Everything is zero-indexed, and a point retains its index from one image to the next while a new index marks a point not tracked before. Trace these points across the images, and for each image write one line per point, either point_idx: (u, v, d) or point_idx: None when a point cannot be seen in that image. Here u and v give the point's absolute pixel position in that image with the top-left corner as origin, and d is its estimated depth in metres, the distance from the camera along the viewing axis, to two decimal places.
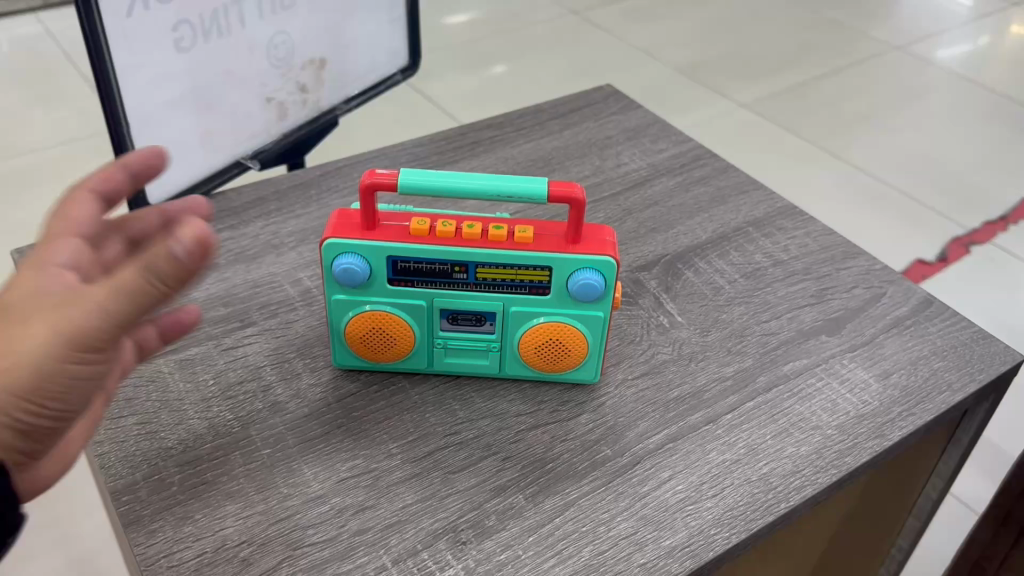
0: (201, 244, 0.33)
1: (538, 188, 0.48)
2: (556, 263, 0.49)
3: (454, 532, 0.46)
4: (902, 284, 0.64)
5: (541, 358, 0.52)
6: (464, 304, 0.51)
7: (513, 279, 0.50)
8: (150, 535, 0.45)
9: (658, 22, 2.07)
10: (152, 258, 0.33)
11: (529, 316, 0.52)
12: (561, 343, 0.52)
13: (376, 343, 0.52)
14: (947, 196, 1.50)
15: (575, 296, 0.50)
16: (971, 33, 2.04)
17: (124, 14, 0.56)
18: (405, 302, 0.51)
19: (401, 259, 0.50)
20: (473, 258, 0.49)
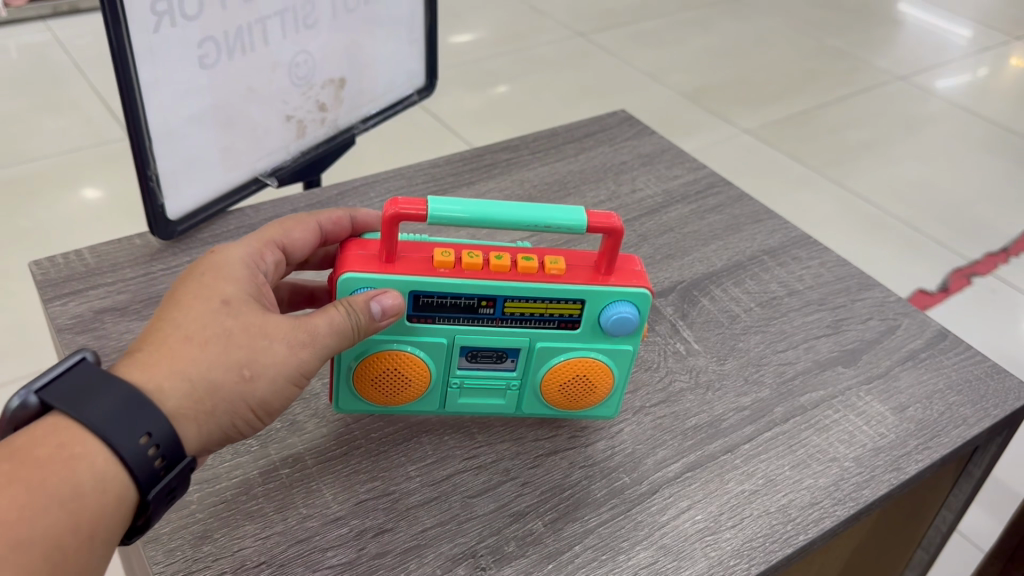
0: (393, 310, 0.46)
1: (577, 219, 0.47)
2: (590, 296, 0.48)
3: (473, 557, 0.46)
4: (917, 316, 0.64)
5: (563, 390, 0.51)
6: (488, 341, 0.49)
7: (543, 313, 0.49)
8: (169, 553, 0.45)
9: (664, 46, 2.08)
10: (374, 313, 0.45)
11: (553, 351, 0.50)
12: (588, 377, 0.51)
13: (391, 385, 0.50)
14: (949, 227, 1.51)
15: (607, 329, 0.49)
16: (972, 65, 2.06)
17: (151, 30, 0.56)
18: (425, 340, 0.49)
19: (423, 294, 0.47)
20: (505, 291, 0.47)
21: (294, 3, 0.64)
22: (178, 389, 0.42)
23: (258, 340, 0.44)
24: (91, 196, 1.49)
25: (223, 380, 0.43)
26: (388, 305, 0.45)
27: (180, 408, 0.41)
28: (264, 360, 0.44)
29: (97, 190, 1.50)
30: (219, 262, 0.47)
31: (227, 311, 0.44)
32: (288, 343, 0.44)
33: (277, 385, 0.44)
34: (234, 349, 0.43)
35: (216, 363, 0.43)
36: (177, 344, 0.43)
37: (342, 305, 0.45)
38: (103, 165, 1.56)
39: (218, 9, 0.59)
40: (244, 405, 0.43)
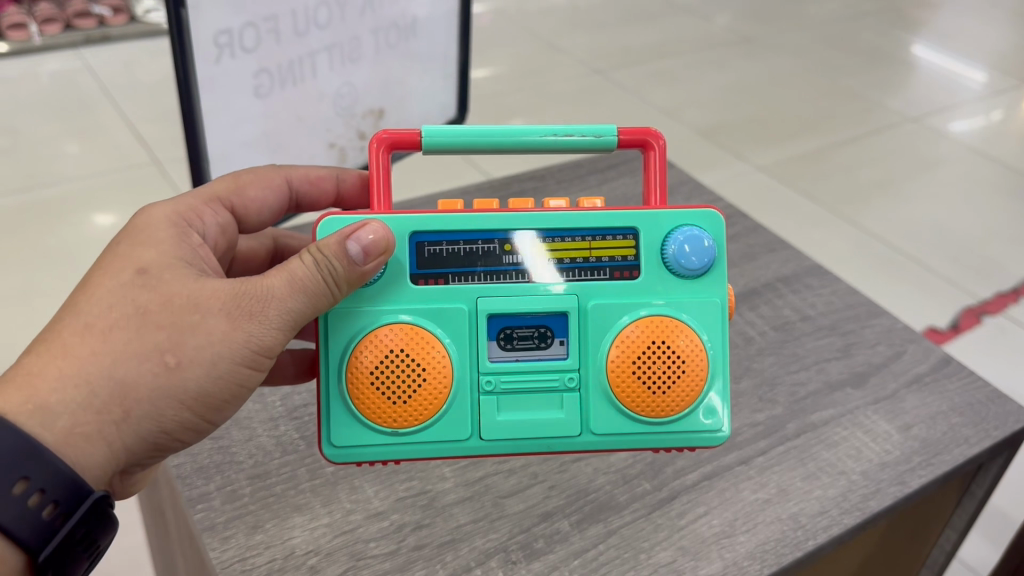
0: (366, 248, 0.43)
1: (609, 127, 0.50)
2: (640, 220, 0.47)
3: (505, 551, 0.50)
4: (923, 343, 0.68)
5: (636, 368, 0.47)
6: (520, 301, 0.47)
7: (586, 257, 0.47)
8: (224, 540, 0.49)
9: (679, 85, 2.14)
10: (325, 261, 0.42)
11: (608, 309, 0.47)
12: (662, 341, 0.46)
13: (408, 369, 0.45)
14: (960, 267, 1.54)
15: (668, 259, 0.47)
16: (985, 107, 2.10)
17: (214, 62, 0.59)
18: (441, 306, 0.46)
19: (428, 241, 0.46)
20: (527, 224, 0.47)
21: (341, 40, 0.69)
22: (74, 398, 0.40)
23: (183, 316, 0.42)
24: (103, 223, 1.49)
25: (138, 375, 0.41)
26: (374, 239, 0.43)
27: (76, 424, 0.40)
28: (190, 341, 0.42)
29: (108, 217, 1.51)
30: (148, 232, 0.46)
31: (142, 287, 0.42)
32: (222, 315, 0.42)
33: (212, 364, 0.42)
34: (150, 334, 0.41)
35: (130, 354, 0.41)
36: (76, 339, 0.41)
37: (314, 259, 0.42)
38: (123, 189, 1.58)
39: (274, 43, 0.63)
40: (169, 395, 0.42)
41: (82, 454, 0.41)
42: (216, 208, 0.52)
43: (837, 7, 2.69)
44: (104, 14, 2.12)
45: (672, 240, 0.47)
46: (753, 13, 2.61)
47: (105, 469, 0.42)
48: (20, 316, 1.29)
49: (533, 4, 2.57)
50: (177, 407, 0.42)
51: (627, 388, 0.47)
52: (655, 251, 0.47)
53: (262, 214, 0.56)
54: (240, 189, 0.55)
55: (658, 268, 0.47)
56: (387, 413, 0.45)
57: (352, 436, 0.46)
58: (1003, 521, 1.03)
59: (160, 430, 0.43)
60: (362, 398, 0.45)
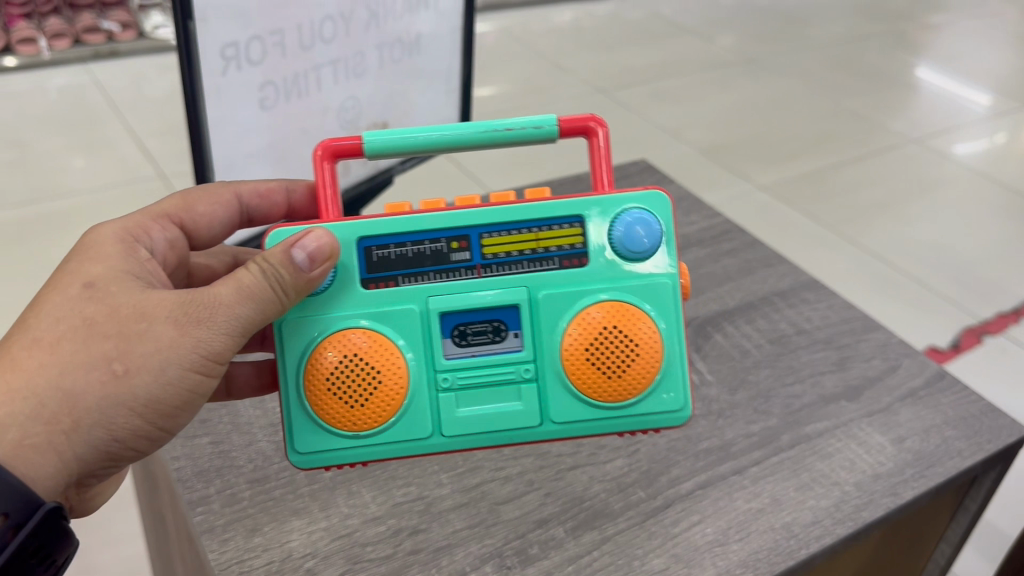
0: (311, 255, 0.44)
1: (547, 119, 0.51)
2: (583, 207, 0.48)
3: (500, 557, 0.50)
4: (917, 357, 0.68)
5: (589, 355, 0.48)
6: (471, 297, 0.48)
7: (533, 250, 0.49)
8: (223, 543, 0.49)
9: (682, 105, 2.16)
10: (274, 269, 0.44)
11: (558, 298, 0.48)
12: (614, 325, 0.48)
13: (365, 373, 0.46)
14: (961, 287, 1.54)
15: (614, 244, 0.48)
16: (988, 130, 2.11)
17: (220, 73, 0.61)
18: (394, 308, 0.47)
19: (376, 246, 0.47)
20: (472, 220, 0.48)
21: (346, 54, 0.70)
22: (23, 410, 0.41)
23: (130, 325, 0.43)
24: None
25: (88, 385, 0.42)
26: (317, 246, 0.44)
27: (26, 436, 0.41)
28: (138, 350, 0.43)
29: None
30: (93, 246, 0.47)
31: (89, 299, 0.43)
32: (169, 322, 0.43)
33: (160, 371, 0.43)
34: (98, 344, 0.42)
35: (78, 363, 0.42)
36: (25, 352, 0.42)
37: (261, 267, 0.44)
38: (128, 203, 1.60)
39: (280, 56, 0.65)
40: (118, 402, 0.43)
41: (31, 465, 0.42)
42: (165, 223, 0.54)
43: (840, 29, 2.71)
44: (113, 30, 2.14)
45: (617, 224, 0.48)
46: (756, 35, 2.63)
47: (55, 479, 0.43)
48: None
49: (538, 24, 2.59)
50: (126, 413, 0.44)
51: (581, 374, 0.48)
52: (600, 237, 0.49)
53: (211, 227, 0.57)
54: (189, 206, 0.56)
55: (605, 253, 0.49)
56: (349, 417, 0.47)
57: (317, 441, 0.47)
58: (997, 538, 1.03)
59: (110, 438, 0.44)
60: (323, 404, 0.46)
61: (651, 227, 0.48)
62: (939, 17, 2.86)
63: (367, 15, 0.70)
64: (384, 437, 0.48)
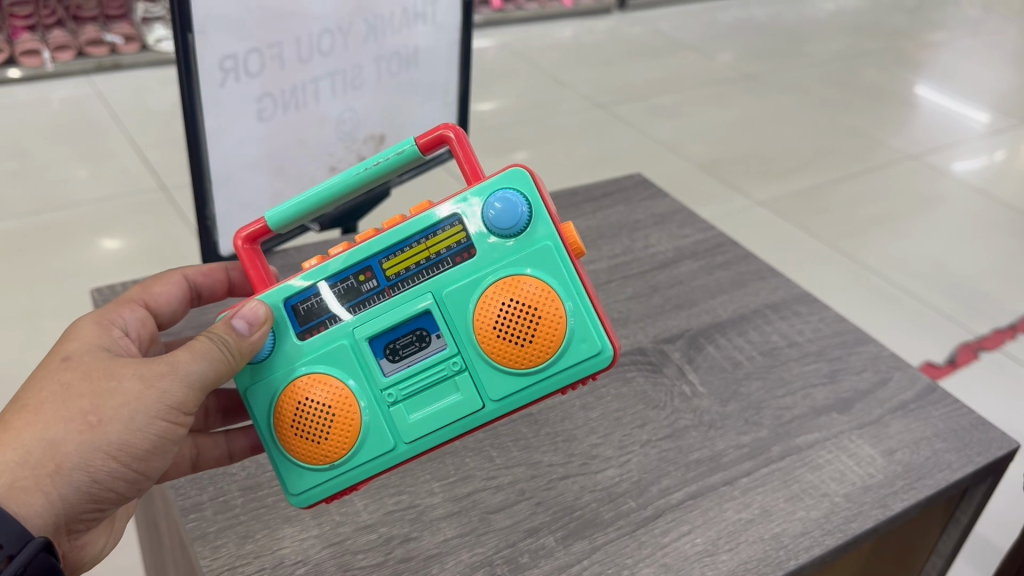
0: (252, 319, 0.45)
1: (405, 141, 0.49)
2: (454, 206, 0.47)
3: (490, 565, 0.51)
4: (908, 370, 0.69)
5: (502, 333, 0.47)
6: (385, 318, 0.47)
7: (429, 257, 0.48)
8: (215, 549, 0.50)
9: (681, 120, 2.17)
10: (222, 331, 0.44)
11: (459, 294, 0.48)
12: (517, 300, 0.47)
13: (317, 410, 0.47)
14: (958, 302, 1.55)
15: (489, 227, 0.47)
16: (985, 147, 2.12)
17: (218, 85, 0.61)
18: (325, 349, 0.48)
19: (298, 301, 0.48)
20: (368, 252, 0.47)
21: (344, 67, 0.71)
22: (13, 458, 0.42)
23: (101, 384, 0.44)
24: (110, 248, 1.51)
25: (66, 435, 0.43)
26: (252, 312, 0.45)
27: (16, 479, 0.42)
28: (108, 402, 0.43)
29: (115, 242, 1.53)
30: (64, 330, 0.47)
31: (64, 363, 0.44)
32: (135, 378, 0.44)
33: (130, 420, 0.43)
34: (73, 400, 0.43)
35: (56, 418, 0.43)
36: (11, 413, 0.43)
37: (208, 329, 0.45)
38: (129, 215, 1.60)
39: (278, 68, 0.65)
40: (97, 449, 0.43)
41: (22, 504, 0.42)
42: (131, 306, 0.52)
43: (839, 46, 2.73)
44: (116, 42, 2.15)
45: (486, 208, 0.47)
46: (755, 51, 2.65)
47: (45, 518, 0.43)
48: (24, 336, 1.30)
49: (538, 40, 2.61)
50: (103, 458, 0.44)
51: (501, 350, 0.47)
52: (480, 225, 0.48)
53: (173, 306, 0.55)
54: (148, 290, 0.54)
55: (487, 238, 0.48)
56: (318, 451, 0.47)
57: (301, 481, 0.47)
58: (989, 552, 1.03)
59: (92, 480, 0.44)
60: (292, 443, 0.47)
61: (515, 203, 0.47)
62: (937, 35, 2.88)
63: (365, 28, 0.71)
64: (354, 461, 0.47)
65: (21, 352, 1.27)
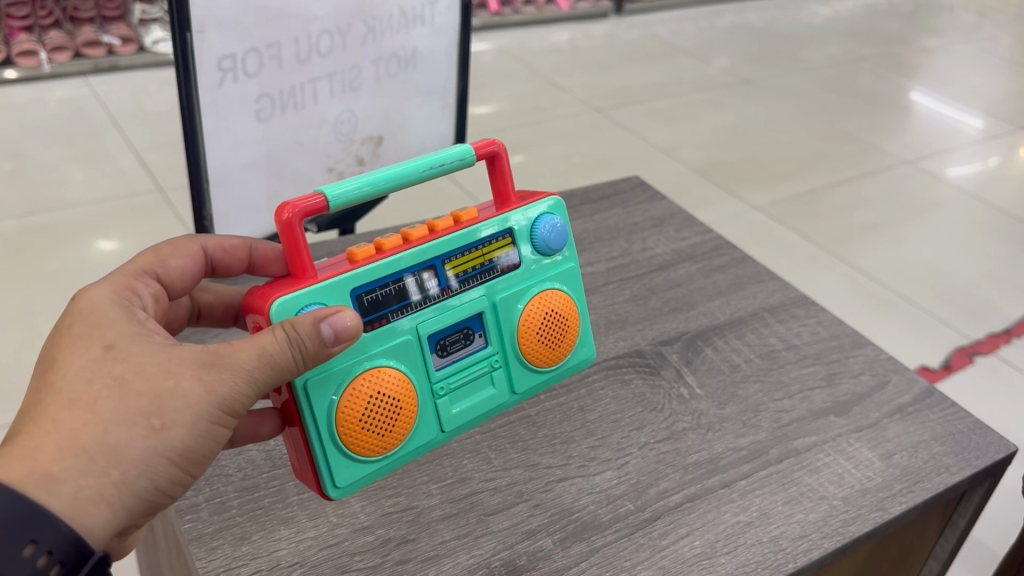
0: (333, 324, 0.42)
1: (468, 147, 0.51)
2: (510, 220, 0.53)
3: (488, 568, 0.51)
4: (906, 374, 0.69)
5: (541, 334, 0.54)
6: (448, 316, 0.50)
7: (483, 263, 0.52)
8: (211, 550, 0.49)
9: (678, 124, 2.17)
10: (299, 334, 0.42)
11: (509, 299, 0.53)
12: (556, 311, 0.54)
13: (380, 406, 0.48)
14: (952, 307, 1.55)
15: (537, 241, 0.54)
16: (980, 152, 2.13)
17: (216, 85, 0.61)
18: (393, 341, 0.48)
19: (364, 292, 0.47)
20: (437, 250, 0.49)
21: (343, 68, 0.71)
22: (75, 465, 0.39)
23: (160, 382, 0.41)
24: (106, 249, 1.51)
25: (128, 440, 0.40)
26: (345, 324, 0.43)
27: (80, 488, 0.39)
28: (170, 404, 0.41)
29: (112, 243, 1.52)
30: (92, 309, 0.44)
31: (115, 360, 0.41)
32: (197, 378, 0.41)
33: (193, 425, 0.42)
34: (133, 400, 0.40)
35: (118, 421, 0.40)
36: (63, 412, 0.40)
37: (284, 330, 0.42)
38: (126, 217, 1.60)
39: (277, 69, 0.65)
40: (160, 454, 0.41)
41: (87, 517, 0.39)
42: (146, 281, 0.49)
43: (834, 52, 2.74)
44: (113, 43, 2.15)
45: (538, 229, 0.54)
46: (751, 56, 2.66)
47: (107, 529, 0.40)
48: (20, 337, 1.29)
49: (536, 43, 2.62)
50: (166, 464, 0.42)
51: (537, 353, 0.54)
52: (526, 239, 0.54)
53: (187, 282, 0.53)
54: (162, 260, 0.51)
55: (532, 252, 0.54)
56: (377, 443, 0.48)
57: (352, 473, 0.48)
58: (985, 555, 1.03)
59: (153, 487, 0.42)
60: (352, 438, 0.47)
61: (562, 227, 0.54)
62: (933, 41, 2.89)
63: (364, 30, 0.70)
64: (400, 451, 0.50)
65: (17, 354, 1.26)
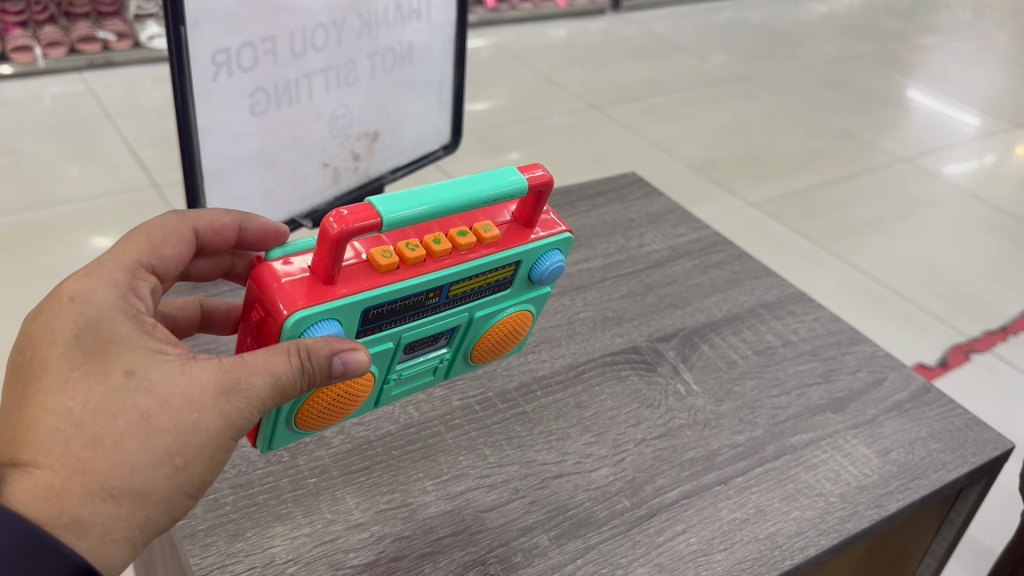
0: (349, 360, 0.43)
1: (522, 183, 0.48)
2: (524, 254, 0.51)
3: (483, 564, 0.50)
4: (903, 371, 0.69)
5: (491, 343, 0.56)
6: (427, 329, 0.51)
7: (483, 285, 0.51)
8: (205, 547, 0.49)
9: (674, 121, 2.17)
10: (318, 371, 0.42)
11: (486, 315, 0.54)
12: (513, 330, 0.57)
13: (338, 401, 0.49)
14: (948, 304, 1.55)
15: (535, 277, 0.53)
16: (976, 150, 2.13)
17: (210, 78, 0.61)
18: (373, 348, 0.49)
19: (374, 308, 0.46)
20: (450, 278, 0.48)
21: (338, 62, 0.70)
22: (104, 510, 0.39)
23: (183, 418, 0.40)
24: (102, 245, 1.50)
25: (155, 481, 0.40)
26: (357, 361, 0.43)
27: (107, 531, 0.39)
28: (194, 442, 0.40)
29: (107, 240, 1.52)
30: (99, 317, 0.42)
31: (137, 390, 0.40)
32: (217, 414, 0.41)
33: (213, 458, 0.41)
34: (158, 440, 0.40)
35: (142, 461, 0.40)
36: (87, 451, 0.39)
37: (305, 365, 0.41)
38: (122, 213, 1.59)
39: (271, 63, 0.65)
40: (181, 492, 0.41)
41: (111, 557, 0.39)
42: (145, 274, 0.47)
43: (831, 49, 2.74)
44: (109, 39, 2.14)
45: (542, 268, 0.53)
46: (747, 53, 2.65)
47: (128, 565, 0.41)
48: (13, 334, 1.29)
49: (532, 40, 2.61)
50: (185, 498, 0.42)
51: (481, 354, 0.57)
52: (525, 273, 0.53)
53: (179, 266, 0.51)
54: (156, 248, 0.49)
55: (525, 280, 0.53)
56: (319, 424, 0.51)
57: (286, 437, 0.51)
58: (981, 553, 1.03)
59: (172, 521, 0.42)
60: (302, 420, 0.49)
61: (560, 267, 0.54)
62: (931, 38, 2.89)
63: (360, 23, 0.70)
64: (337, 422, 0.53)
65: (11, 351, 1.26)
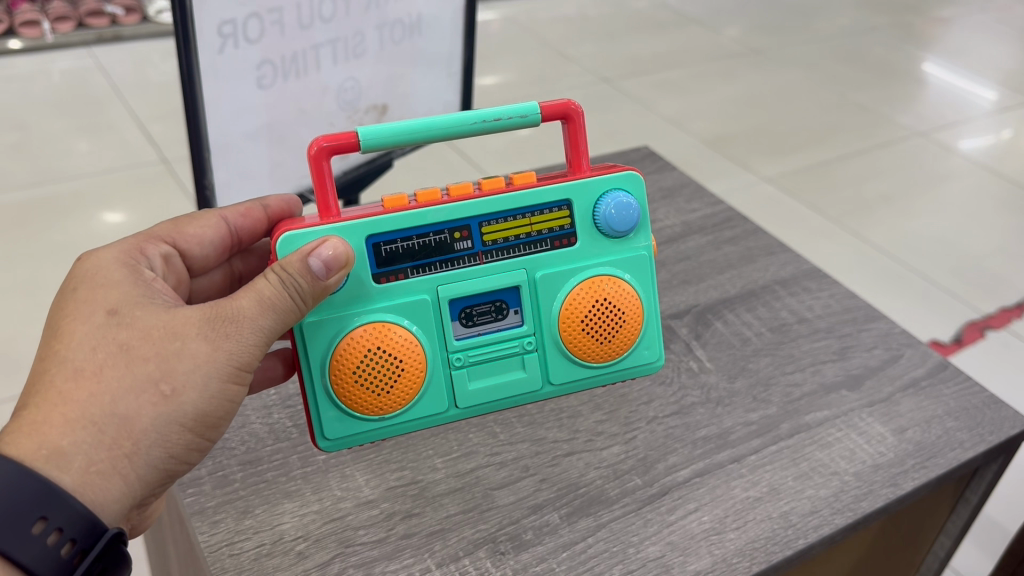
0: (331, 259, 0.45)
1: (531, 105, 0.51)
2: (572, 191, 0.52)
3: (493, 542, 0.50)
4: (920, 347, 0.67)
5: (584, 323, 0.53)
6: (477, 285, 0.51)
7: (530, 232, 0.52)
8: (213, 524, 0.50)
9: (687, 95, 2.14)
10: (298, 272, 0.44)
11: (553, 279, 0.52)
12: (608, 301, 0.53)
13: (381, 365, 0.49)
14: (965, 281, 1.53)
15: (599, 223, 0.52)
16: (993, 124, 2.09)
17: (217, 51, 0.60)
18: (407, 298, 0.50)
19: (383, 242, 0.49)
20: (474, 211, 0.50)
21: (345, 34, 0.69)
22: (86, 439, 0.41)
23: (167, 345, 0.43)
24: (112, 221, 1.49)
25: (141, 408, 0.42)
26: (333, 254, 0.45)
27: (91, 462, 0.41)
28: (178, 368, 0.43)
29: (117, 215, 1.51)
30: (92, 268, 0.46)
31: (119, 326, 0.43)
32: (202, 339, 0.44)
33: (203, 387, 0.44)
34: (139, 367, 0.42)
35: (126, 390, 0.42)
36: (69, 384, 0.41)
37: (280, 271, 0.44)
38: (131, 188, 1.58)
39: (278, 35, 0.64)
40: (172, 421, 0.43)
41: (99, 491, 0.41)
42: (157, 243, 0.52)
43: (847, 22, 2.69)
44: (116, 13, 2.12)
45: (601, 206, 0.52)
46: (762, 26, 2.61)
47: (122, 502, 0.42)
48: (25, 309, 1.29)
49: (544, 13, 2.58)
50: (180, 430, 0.44)
51: (579, 346, 0.53)
52: (587, 217, 0.53)
53: (206, 249, 0.54)
54: (180, 229, 0.53)
55: (591, 232, 0.53)
56: (374, 402, 0.50)
57: (342, 427, 0.51)
58: (996, 533, 1.03)
59: (168, 456, 0.44)
60: (345, 389, 0.49)
61: (631, 207, 0.52)
62: (949, 11, 2.83)
63: None
64: (407, 413, 0.52)
65: (23, 326, 1.26)
